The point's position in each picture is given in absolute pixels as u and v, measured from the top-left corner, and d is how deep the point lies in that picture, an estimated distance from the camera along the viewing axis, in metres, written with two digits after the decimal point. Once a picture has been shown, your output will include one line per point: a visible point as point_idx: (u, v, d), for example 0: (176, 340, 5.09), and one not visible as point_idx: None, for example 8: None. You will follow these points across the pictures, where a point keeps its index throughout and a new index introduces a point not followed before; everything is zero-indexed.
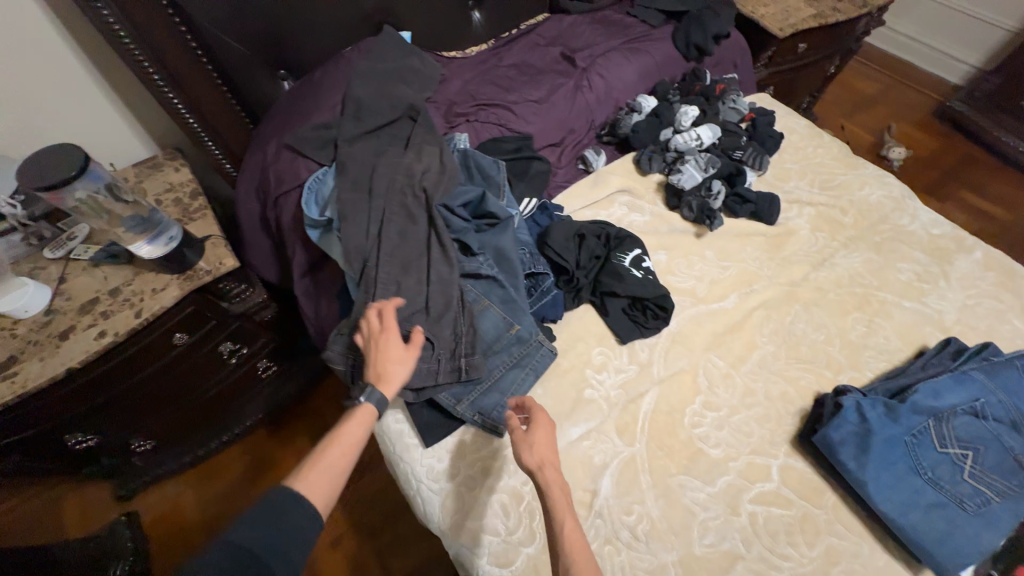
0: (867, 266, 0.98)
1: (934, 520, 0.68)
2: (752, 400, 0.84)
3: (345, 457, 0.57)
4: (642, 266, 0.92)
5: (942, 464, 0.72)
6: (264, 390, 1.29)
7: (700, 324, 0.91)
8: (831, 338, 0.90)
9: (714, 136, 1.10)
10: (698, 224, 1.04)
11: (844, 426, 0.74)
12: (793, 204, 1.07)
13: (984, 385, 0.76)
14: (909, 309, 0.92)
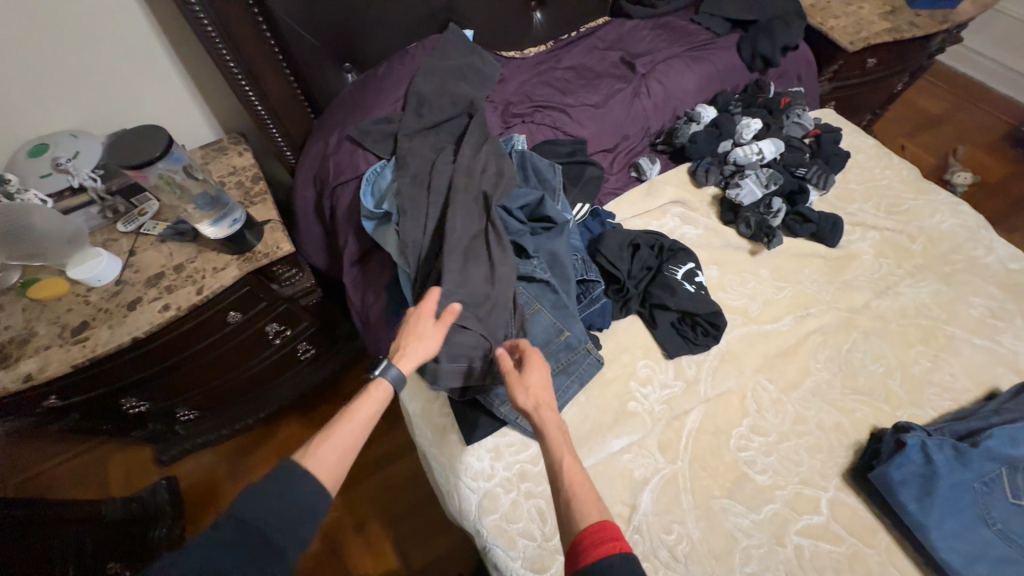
0: (934, 298, 0.93)
1: (1001, 574, 0.65)
2: (803, 428, 0.81)
3: (351, 441, 0.58)
4: (694, 281, 0.90)
5: (1014, 516, 0.68)
6: (301, 372, 1.33)
7: (751, 345, 0.89)
8: (891, 371, 0.86)
9: (776, 151, 1.06)
10: (753, 243, 1.00)
11: (907, 465, 0.71)
12: (856, 227, 1.02)
13: None
14: (980, 347, 0.87)
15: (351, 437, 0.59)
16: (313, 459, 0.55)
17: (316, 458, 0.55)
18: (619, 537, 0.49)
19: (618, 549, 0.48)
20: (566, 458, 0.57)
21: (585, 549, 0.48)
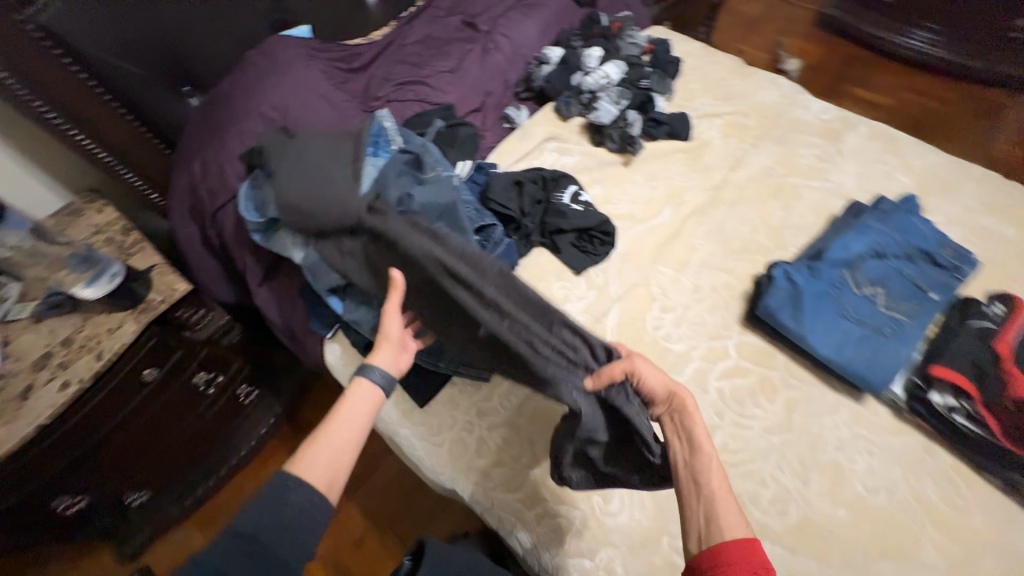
0: (774, 159, 1.09)
1: (864, 349, 0.78)
2: (700, 295, 0.93)
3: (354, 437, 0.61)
4: (581, 201, 0.99)
5: (861, 303, 0.82)
6: (250, 416, 1.28)
7: (644, 241, 0.99)
8: (756, 227, 1.00)
9: (620, 72, 1.18)
10: (625, 154, 1.11)
11: (778, 293, 0.84)
12: (703, 119, 1.17)
13: (882, 231, 0.86)
14: (816, 187, 1.04)
15: (339, 452, 0.59)
16: (302, 470, 0.56)
17: (304, 472, 0.56)
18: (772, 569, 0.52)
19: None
20: (721, 471, 0.60)
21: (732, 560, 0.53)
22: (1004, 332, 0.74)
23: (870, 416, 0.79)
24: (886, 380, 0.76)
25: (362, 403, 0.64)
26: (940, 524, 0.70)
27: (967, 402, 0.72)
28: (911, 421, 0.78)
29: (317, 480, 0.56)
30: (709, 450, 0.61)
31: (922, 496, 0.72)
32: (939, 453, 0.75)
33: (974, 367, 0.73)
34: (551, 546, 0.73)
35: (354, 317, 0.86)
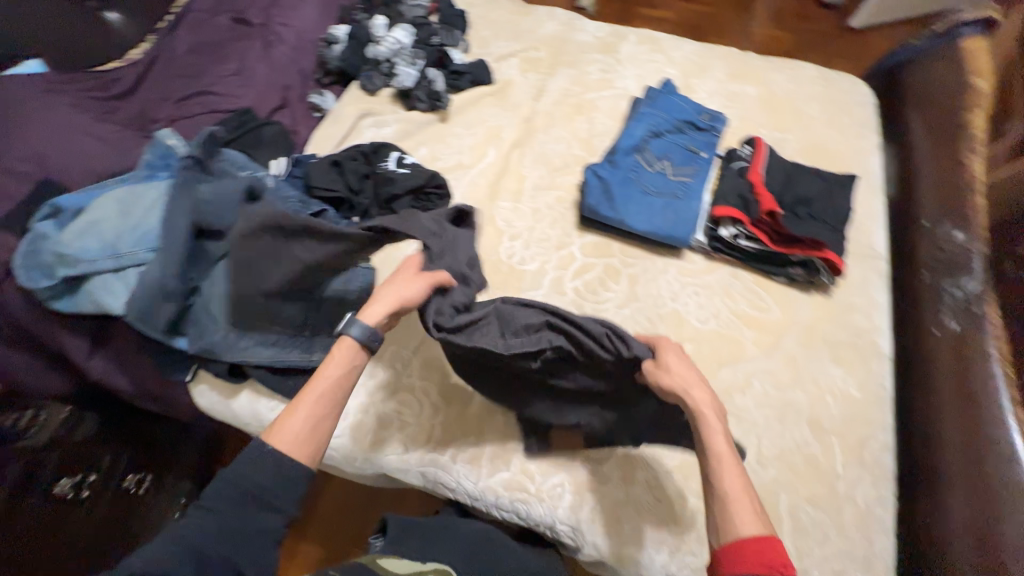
0: (569, 82, 1.22)
1: (667, 214, 0.94)
2: (540, 215, 1.03)
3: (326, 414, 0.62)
4: (406, 164, 1.02)
5: (656, 178, 0.96)
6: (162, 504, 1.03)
7: (480, 184, 1.06)
8: (570, 144, 1.12)
9: (411, 35, 1.20)
10: (439, 111, 1.15)
11: (593, 190, 0.96)
12: (501, 63, 1.25)
13: (654, 114, 1.01)
14: (608, 97, 1.19)
15: (328, 404, 0.62)
16: (280, 434, 0.59)
17: (287, 433, 0.59)
18: (790, 565, 0.52)
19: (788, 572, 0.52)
20: (738, 471, 0.58)
21: (731, 557, 0.53)
22: (753, 166, 0.95)
23: (691, 264, 0.95)
24: (689, 232, 0.93)
25: (349, 360, 0.65)
26: (752, 325, 0.89)
27: (743, 226, 0.91)
28: (718, 258, 0.96)
29: (300, 443, 0.60)
30: (720, 447, 0.60)
31: (737, 310, 0.91)
32: (742, 273, 0.94)
33: (740, 198, 0.93)
34: (482, 470, 0.79)
35: (205, 343, 0.78)
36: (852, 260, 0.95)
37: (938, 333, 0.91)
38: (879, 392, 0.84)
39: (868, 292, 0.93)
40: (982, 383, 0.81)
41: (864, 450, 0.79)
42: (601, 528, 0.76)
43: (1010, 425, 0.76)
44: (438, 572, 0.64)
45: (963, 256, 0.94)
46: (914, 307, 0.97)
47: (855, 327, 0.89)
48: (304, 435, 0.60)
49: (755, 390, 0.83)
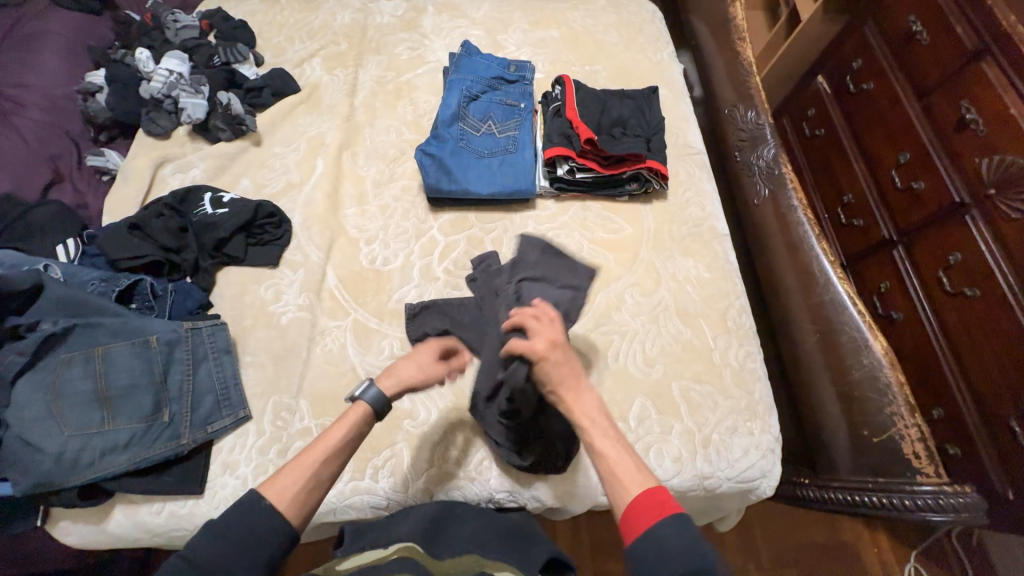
0: (381, 68, 1.17)
1: (507, 170, 0.96)
2: (390, 210, 0.99)
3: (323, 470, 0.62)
4: (224, 202, 0.92)
5: (486, 140, 0.98)
6: None
7: (318, 197, 0.99)
8: (400, 130, 1.09)
9: (185, 61, 1.06)
10: (249, 135, 1.05)
11: (429, 170, 0.95)
12: (303, 66, 1.17)
13: (463, 79, 1.01)
14: (424, 74, 1.17)
15: (319, 469, 0.62)
16: (274, 490, 0.59)
17: (280, 492, 0.59)
18: (674, 506, 0.56)
19: (670, 513, 0.55)
20: (620, 446, 0.59)
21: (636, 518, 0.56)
22: (567, 103, 0.98)
23: (544, 212, 0.99)
24: (531, 181, 0.95)
25: (357, 424, 0.66)
26: (612, 249, 0.96)
27: (573, 162, 0.95)
28: (567, 197, 1.00)
29: (290, 506, 0.59)
30: (597, 438, 0.59)
31: (596, 239, 0.97)
32: (591, 204, 1.00)
33: (565, 136, 0.96)
34: (407, 474, 0.78)
35: (39, 475, 0.66)
36: (676, 163, 1.05)
37: (757, 202, 1.04)
38: (726, 268, 0.95)
39: (698, 186, 1.03)
40: (796, 232, 0.95)
41: (727, 320, 0.90)
42: (534, 478, 0.80)
43: (822, 259, 0.90)
44: (400, 552, 0.64)
45: (759, 131, 1.07)
46: (738, 185, 1.09)
47: (694, 219, 0.99)
48: (296, 497, 0.60)
49: (629, 303, 0.91)
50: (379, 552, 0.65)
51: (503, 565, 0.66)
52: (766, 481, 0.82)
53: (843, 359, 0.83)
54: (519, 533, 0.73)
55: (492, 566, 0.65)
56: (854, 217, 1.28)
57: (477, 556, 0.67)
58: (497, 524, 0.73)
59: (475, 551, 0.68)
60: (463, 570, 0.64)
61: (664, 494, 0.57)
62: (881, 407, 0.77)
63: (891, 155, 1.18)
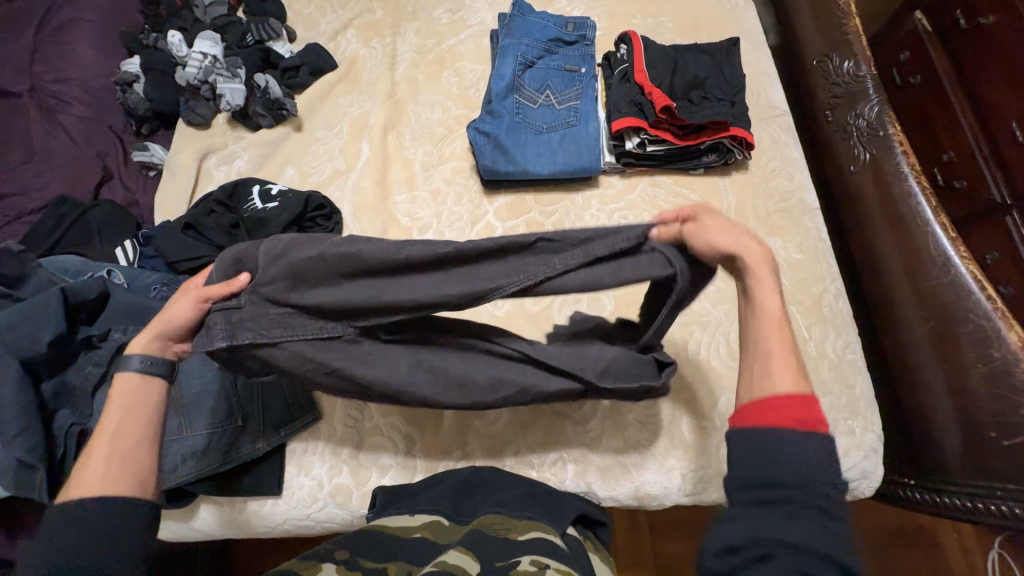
0: (420, 35, 1.07)
1: (568, 146, 0.87)
2: (441, 194, 0.93)
3: (133, 444, 0.52)
4: (274, 194, 0.88)
5: (544, 113, 0.88)
6: None
7: (367, 185, 0.94)
8: (445, 106, 1.01)
9: (217, 41, 1.00)
10: (289, 120, 0.99)
11: (484, 150, 0.87)
12: (338, 39, 1.08)
13: (516, 43, 0.90)
14: (467, 40, 1.06)
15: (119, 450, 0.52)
16: (83, 484, 0.49)
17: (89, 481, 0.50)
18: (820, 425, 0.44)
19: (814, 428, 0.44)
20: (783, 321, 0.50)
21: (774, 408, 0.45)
22: (635, 65, 0.87)
23: (609, 190, 0.90)
24: (596, 157, 0.86)
25: (141, 397, 0.56)
26: None
27: (645, 133, 0.84)
28: (634, 172, 0.91)
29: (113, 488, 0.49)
30: (756, 305, 0.51)
31: None
32: (660, 179, 0.90)
33: (634, 103, 0.85)
34: None
35: None
36: (758, 128, 0.93)
37: (854, 169, 0.91)
38: (819, 247, 0.85)
39: (784, 154, 0.91)
40: (905, 204, 0.83)
41: (823, 306, 0.81)
42: (612, 479, 0.75)
43: (939, 235, 0.78)
44: (423, 527, 0.62)
45: (857, 85, 0.93)
46: (829, 150, 0.96)
47: (781, 192, 0.88)
48: (109, 480, 0.50)
49: (709, 290, 0.82)
50: (403, 518, 0.64)
51: (535, 524, 0.61)
52: (867, 482, 0.75)
53: (964, 351, 0.73)
54: (551, 498, 0.69)
55: (519, 528, 0.60)
56: (954, 177, 1.08)
57: (505, 517, 0.62)
58: (529, 491, 0.69)
59: (503, 511, 0.64)
60: (489, 528, 0.60)
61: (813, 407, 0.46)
62: (1013, 408, 0.68)
63: (1013, 103, 0.97)
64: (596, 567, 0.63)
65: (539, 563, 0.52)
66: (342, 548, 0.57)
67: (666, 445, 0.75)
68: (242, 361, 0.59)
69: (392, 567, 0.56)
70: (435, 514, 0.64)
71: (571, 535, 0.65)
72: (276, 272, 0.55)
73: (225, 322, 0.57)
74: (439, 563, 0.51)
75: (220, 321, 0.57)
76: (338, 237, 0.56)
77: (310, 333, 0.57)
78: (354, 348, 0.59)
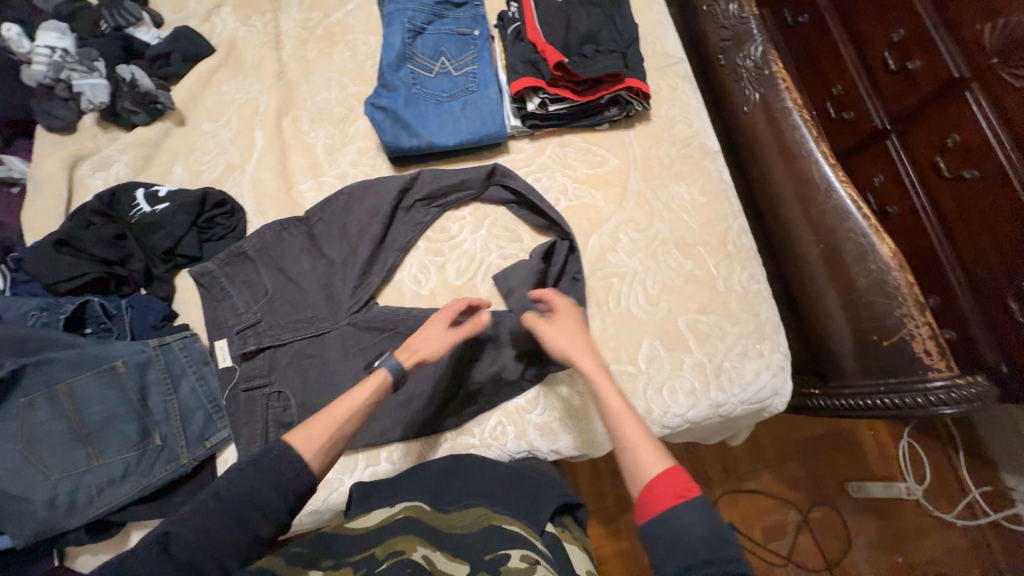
0: (304, 8, 1.00)
1: (471, 114, 0.85)
2: (350, 178, 0.90)
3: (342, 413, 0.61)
4: (160, 197, 0.82)
5: (441, 81, 0.86)
6: None
7: (266, 176, 0.88)
8: (341, 84, 0.96)
9: (64, 30, 0.88)
10: (169, 114, 0.91)
11: (384, 126, 0.83)
12: (212, 19, 0.99)
13: (401, 8, 0.86)
14: (356, 10, 1.01)
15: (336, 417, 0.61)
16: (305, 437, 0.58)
17: (303, 436, 0.58)
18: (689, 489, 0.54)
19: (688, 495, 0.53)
20: (637, 424, 0.60)
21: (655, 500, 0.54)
22: (527, 22, 0.86)
23: (519, 154, 0.90)
24: (500, 122, 0.85)
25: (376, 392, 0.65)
26: (599, 185, 0.88)
27: (544, 93, 0.84)
28: (542, 133, 0.91)
29: (315, 457, 0.57)
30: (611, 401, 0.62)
31: (579, 176, 0.89)
32: (569, 138, 0.91)
33: (529, 63, 0.84)
34: (424, 450, 0.78)
35: (37, 525, 0.62)
36: (656, 78, 0.95)
37: (746, 109, 0.96)
38: (721, 187, 0.89)
39: (683, 101, 0.94)
40: (792, 137, 0.88)
41: (728, 244, 0.86)
42: (552, 434, 0.79)
43: (821, 163, 0.85)
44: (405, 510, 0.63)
45: (742, 28, 0.97)
46: (724, 93, 1.01)
47: (683, 139, 0.91)
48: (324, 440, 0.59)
49: (624, 242, 0.85)
50: (382, 513, 0.64)
51: (513, 519, 0.63)
52: (779, 398, 0.82)
53: (850, 268, 0.80)
54: (525, 484, 0.72)
55: (501, 518, 0.63)
56: (844, 109, 1.20)
57: (486, 510, 0.65)
58: (504, 474, 0.73)
59: (483, 504, 0.66)
60: (471, 523, 0.62)
61: (683, 475, 0.55)
62: (890, 311, 0.76)
63: (882, 33, 1.09)
64: (573, 557, 0.66)
65: (528, 558, 0.55)
66: (324, 557, 0.55)
67: None
68: (263, 360, 0.78)
69: (379, 549, 0.55)
70: (416, 501, 0.66)
71: (550, 534, 0.67)
72: (241, 274, 0.82)
73: (244, 337, 0.78)
74: (430, 561, 0.53)
75: (243, 336, 0.78)
76: (262, 242, 0.82)
77: (308, 322, 0.80)
78: (335, 322, 0.80)
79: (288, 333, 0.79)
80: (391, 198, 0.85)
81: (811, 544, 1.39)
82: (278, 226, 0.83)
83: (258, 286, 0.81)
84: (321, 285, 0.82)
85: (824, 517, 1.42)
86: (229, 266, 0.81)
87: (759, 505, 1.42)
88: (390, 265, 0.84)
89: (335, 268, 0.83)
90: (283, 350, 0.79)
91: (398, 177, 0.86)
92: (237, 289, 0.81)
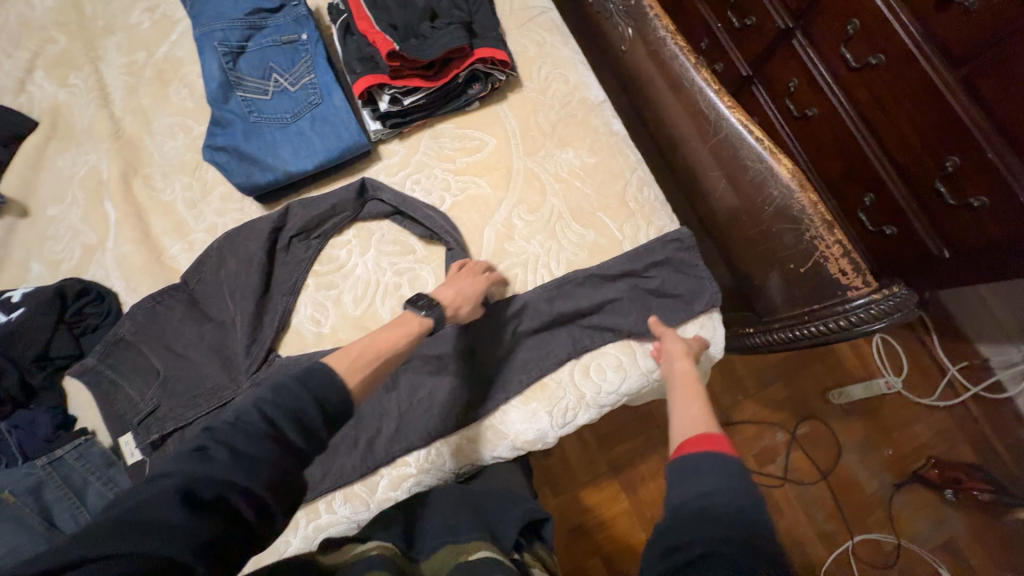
0: (125, 52, 0.91)
1: (321, 128, 0.77)
2: (219, 228, 0.83)
3: (380, 343, 0.58)
4: (15, 302, 0.75)
5: (279, 101, 0.77)
6: None
7: (128, 249, 0.81)
8: (185, 126, 0.87)
9: None
10: (6, 209, 0.83)
11: (230, 166, 0.76)
12: (27, 89, 0.89)
13: (211, 31, 0.78)
14: (181, 40, 0.91)
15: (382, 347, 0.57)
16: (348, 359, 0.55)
17: (347, 358, 0.55)
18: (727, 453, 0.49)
19: (716, 450, 0.49)
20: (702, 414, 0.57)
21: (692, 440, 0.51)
22: (354, 13, 0.77)
23: (392, 158, 0.83)
24: (355, 130, 0.77)
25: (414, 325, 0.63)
26: (483, 172, 0.82)
27: (392, 88, 0.76)
28: (411, 130, 0.83)
29: (357, 383, 0.53)
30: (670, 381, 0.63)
31: (459, 167, 0.82)
32: (441, 127, 0.83)
33: (367, 59, 0.77)
34: (364, 492, 0.73)
35: None
36: (519, 37, 0.86)
37: (625, 47, 0.87)
38: (611, 143, 0.83)
39: (554, 56, 0.86)
40: (673, 68, 0.81)
41: (629, 202, 0.81)
42: (488, 443, 0.75)
43: (706, 91, 0.77)
44: (378, 547, 0.58)
45: None
46: (601, 35, 0.92)
47: (561, 99, 0.84)
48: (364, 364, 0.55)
49: (520, 227, 0.79)
50: (353, 549, 0.59)
51: (483, 543, 0.58)
52: (713, 348, 0.79)
53: (754, 198, 0.75)
54: (491, 503, 0.69)
55: (469, 549, 0.57)
56: (747, 15, 1.09)
57: (454, 545, 0.59)
58: (463, 500, 0.68)
59: (451, 540, 0.61)
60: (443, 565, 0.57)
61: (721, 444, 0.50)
62: (800, 234, 0.71)
63: None
64: None
65: None
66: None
67: (524, 392, 0.76)
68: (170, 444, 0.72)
69: None
70: (388, 542, 0.60)
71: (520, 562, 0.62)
72: (127, 361, 0.76)
73: (143, 427, 0.73)
74: None
75: (144, 426, 0.73)
76: (140, 322, 0.76)
77: (209, 394, 0.74)
78: (238, 386, 0.75)
79: (189, 409, 0.74)
80: (263, 238, 0.78)
81: (804, 460, 1.36)
82: (152, 301, 0.77)
83: (146, 369, 0.76)
84: (212, 350, 0.77)
85: (813, 430, 1.38)
86: (110, 357, 0.75)
87: (747, 435, 1.38)
88: (281, 311, 0.77)
89: (225, 330, 0.78)
90: (189, 430, 0.73)
91: (266, 217, 0.79)
92: (126, 376, 0.75)
